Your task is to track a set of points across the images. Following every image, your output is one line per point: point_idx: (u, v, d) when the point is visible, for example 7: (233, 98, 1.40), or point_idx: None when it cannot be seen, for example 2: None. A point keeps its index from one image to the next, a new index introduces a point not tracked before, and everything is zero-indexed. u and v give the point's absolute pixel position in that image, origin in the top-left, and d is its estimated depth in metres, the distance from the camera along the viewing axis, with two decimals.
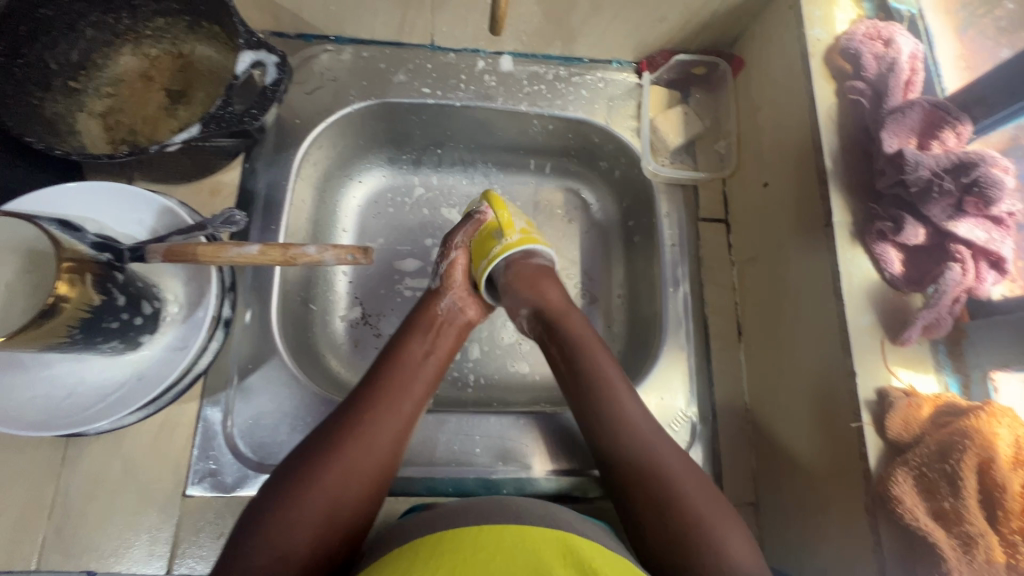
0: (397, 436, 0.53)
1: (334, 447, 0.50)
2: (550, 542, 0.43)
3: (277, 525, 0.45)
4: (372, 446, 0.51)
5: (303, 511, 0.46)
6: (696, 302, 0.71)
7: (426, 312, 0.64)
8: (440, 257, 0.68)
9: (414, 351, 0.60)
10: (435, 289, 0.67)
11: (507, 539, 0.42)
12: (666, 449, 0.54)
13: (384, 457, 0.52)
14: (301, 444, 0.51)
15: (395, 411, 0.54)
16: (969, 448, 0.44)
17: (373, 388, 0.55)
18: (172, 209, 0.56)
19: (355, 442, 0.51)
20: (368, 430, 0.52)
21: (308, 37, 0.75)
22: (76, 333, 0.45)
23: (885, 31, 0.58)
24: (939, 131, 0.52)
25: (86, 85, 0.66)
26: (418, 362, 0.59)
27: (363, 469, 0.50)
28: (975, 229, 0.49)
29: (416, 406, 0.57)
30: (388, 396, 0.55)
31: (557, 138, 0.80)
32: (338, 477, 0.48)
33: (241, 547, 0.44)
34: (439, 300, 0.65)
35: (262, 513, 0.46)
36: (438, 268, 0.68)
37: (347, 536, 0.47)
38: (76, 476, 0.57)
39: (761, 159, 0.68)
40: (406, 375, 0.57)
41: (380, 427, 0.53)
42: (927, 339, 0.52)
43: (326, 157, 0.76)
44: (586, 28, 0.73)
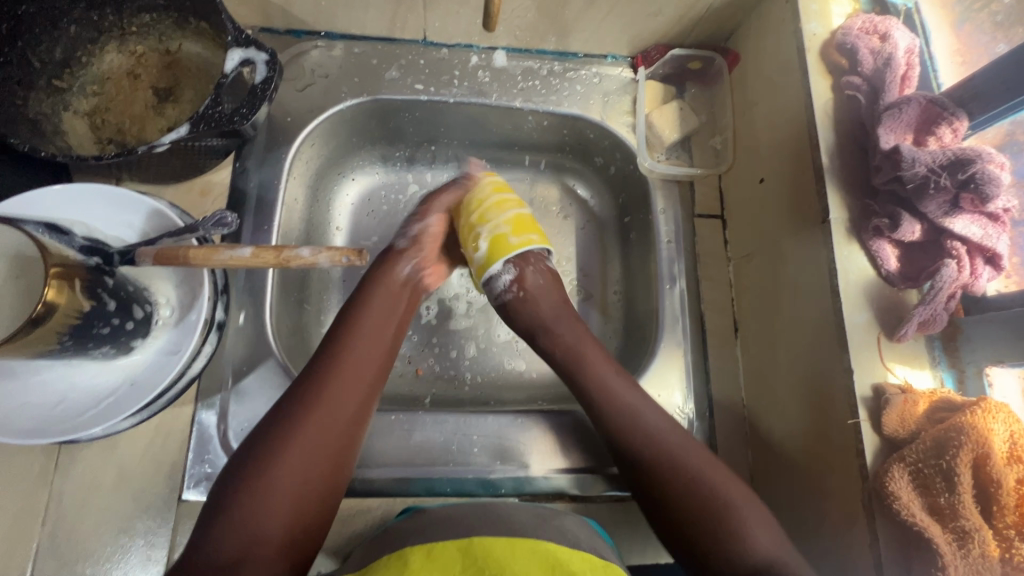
0: (357, 409, 0.53)
1: (292, 427, 0.49)
2: (539, 551, 0.43)
3: (243, 510, 0.44)
4: (331, 424, 0.50)
5: (268, 495, 0.45)
6: (692, 299, 0.71)
7: (388, 274, 0.63)
8: (414, 219, 0.69)
9: (374, 316, 0.59)
10: (399, 250, 0.66)
11: (500, 548, 0.43)
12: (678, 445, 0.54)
13: (344, 429, 0.51)
14: (258, 424, 0.50)
15: (354, 382, 0.53)
16: (964, 444, 0.44)
17: (327, 362, 0.54)
18: (162, 211, 0.55)
19: (315, 420, 0.50)
20: (326, 405, 0.51)
21: (298, 32, 0.74)
22: (65, 339, 0.44)
23: (881, 26, 0.58)
24: (935, 127, 0.52)
25: (71, 83, 0.64)
26: (377, 329, 0.58)
27: (327, 442, 0.50)
28: (970, 225, 0.49)
29: (376, 377, 0.56)
30: (344, 369, 0.54)
31: (552, 134, 0.79)
32: (299, 457, 0.47)
33: (210, 533, 0.43)
34: (401, 262, 0.65)
35: (225, 500, 0.45)
36: (408, 229, 0.68)
37: (315, 516, 0.48)
38: (70, 482, 0.56)
39: (757, 154, 0.68)
40: (363, 349, 0.56)
41: (340, 402, 0.52)
42: (923, 335, 0.52)
43: (318, 155, 0.75)
44: (581, 22, 0.72)
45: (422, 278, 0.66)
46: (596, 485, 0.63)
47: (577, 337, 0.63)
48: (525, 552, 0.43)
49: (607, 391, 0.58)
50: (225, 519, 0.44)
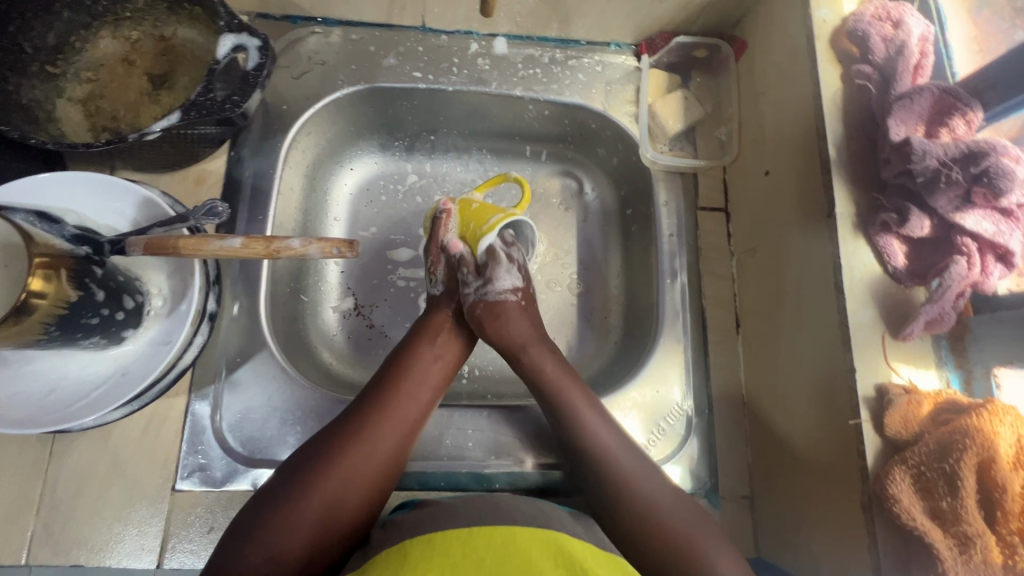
0: (401, 442, 0.52)
1: (334, 457, 0.49)
2: (542, 540, 0.42)
3: (271, 530, 0.44)
4: (371, 460, 0.50)
5: (300, 519, 0.45)
6: (693, 294, 0.70)
7: (434, 317, 0.63)
8: (431, 267, 0.67)
9: (424, 352, 0.59)
10: (439, 297, 0.65)
11: (498, 536, 0.42)
12: (651, 498, 0.51)
13: (382, 468, 0.50)
14: (303, 448, 0.51)
15: (399, 421, 0.53)
16: (969, 447, 0.43)
17: (379, 399, 0.54)
18: (153, 200, 0.55)
19: (361, 445, 0.50)
20: (368, 441, 0.50)
21: (294, 18, 0.72)
22: (53, 330, 0.43)
23: (894, 12, 0.55)
24: (948, 119, 0.50)
25: (65, 69, 0.63)
26: (428, 364, 0.59)
27: (365, 474, 0.49)
28: (983, 220, 0.47)
29: (421, 416, 0.55)
30: (399, 398, 0.55)
31: (553, 124, 0.78)
32: (336, 487, 0.47)
33: (238, 546, 0.44)
34: (450, 302, 0.65)
35: (258, 516, 0.45)
36: (433, 276, 0.66)
37: (338, 551, 0.46)
38: (64, 470, 0.56)
39: (762, 146, 0.66)
40: (417, 380, 0.57)
41: (381, 438, 0.51)
42: (929, 334, 0.51)
43: (315, 143, 0.74)
44: (583, 8, 0.70)
45: (468, 311, 0.65)
46: None
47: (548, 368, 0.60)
48: (523, 542, 0.42)
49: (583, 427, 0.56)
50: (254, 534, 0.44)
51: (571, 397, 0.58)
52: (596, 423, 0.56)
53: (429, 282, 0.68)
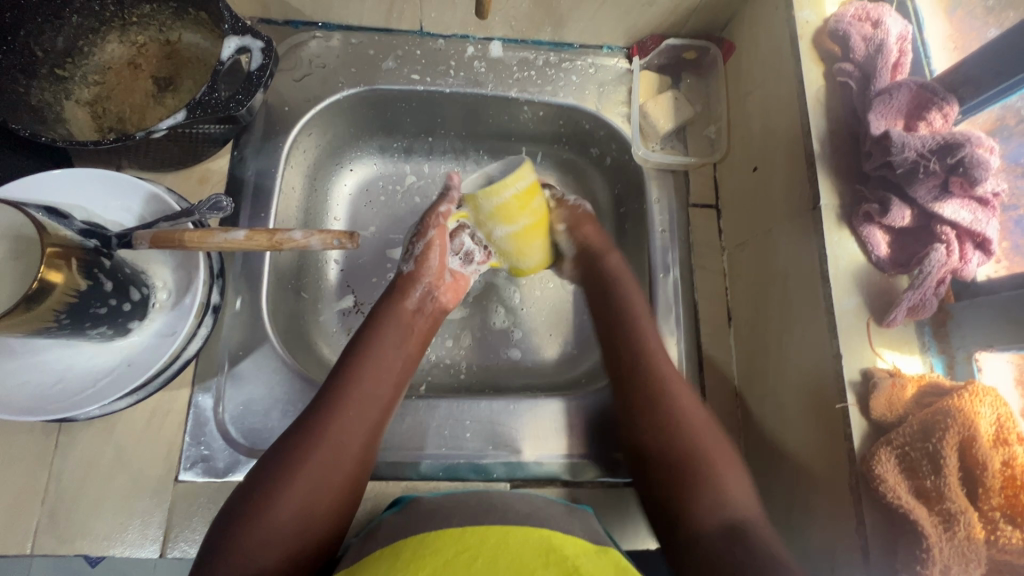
0: (365, 443, 0.53)
1: (294, 467, 0.49)
2: (536, 539, 0.44)
3: (240, 545, 0.45)
4: (337, 464, 0.51)
5: (270, 532, 0.46)
6: (686, 287, 0.71)
7: (401, 302, 0.65)
8: (416, 238, 0.68)
9: (385, 344, 0.60)
10: (410, 276, 0.67)
11: (493, 537, 0.43)
12: (701, 434, 0.56)
13: (350, 469, 0.52)
14: (266, 455, 0.51)
15: (359, 415, 0.54)
16: (950, 426, 0.44)
17: (338, 396, 0.54)
18: (161, 196, 0.56)
19: (323, 451, 0.51)
20: (331, 443, 0.51)
21: (296, 23, 0.75)
22: (62, 318, 0.45)
23: (874, 12, 0.58)
24: (926, 112, 0.52)
25: (73, 72, 0.66)
26: (388, 359, 0.59)
27: (331, 482, 0.50)
28: (960, 209, 0.49)
29: (383, 410, 0.56)
30: (359, 396, 0.55)
31: (548, 125, 0.80)
32: (302, 496, 0.48)
33: (205, 568, 0.44)
34: (413, 288, 0.66)
35: (224, 537, 0.46)
36: (413, 251, 0.68)
37: (315, 556, 0.48)
38: (69, 461, 0.57)
39: (750, 143, 0.68)
40: (375, 376, 0.57)
41: (344, 442, 0.52)
42: (913, 320, 0.52)
43: (316, 145, 0.76)
44: (576, 12, 0.72)
45: (434, 295, 0.67)
46: (588, 470, 0.64)
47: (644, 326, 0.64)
48: (522, 542, 0.43)
49: (647, 354, 0.62)
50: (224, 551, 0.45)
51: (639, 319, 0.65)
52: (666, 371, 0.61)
53: (405, 252, 0.70)
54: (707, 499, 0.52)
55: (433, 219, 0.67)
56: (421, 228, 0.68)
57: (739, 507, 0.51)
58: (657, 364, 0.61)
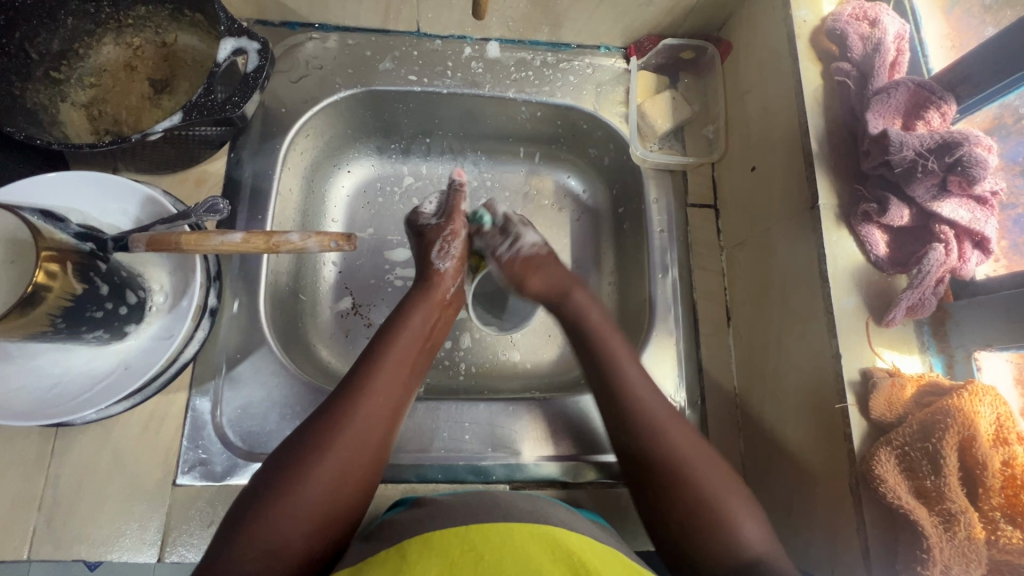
0: (391, 426, 0.54)
1: (326, 445, 0.49)
2: (539, 535, 0.44)
3: (270, 519, 0.45)
4: (365, 444, 0.51)
5: (299, 507, 0.46)
6: (685, 287, 0.71)
7: (433, 288, 0.64)
8: (450, 236, 0.68)
9: (414, 327, 0.60)
10: (442, 270, 0.66)
11: (495, 534, 0.43)
12: (703, 470, 0.52)
13: (376, 451, 0.52)
14: (292, 435, 0.51)
15: (388, 397, 0.54)
16: (950, 426, 0.44)
17: (367, 376, 0.54)
18: (156, 199, 0.56)
19: (353, 430, 0.51)
20: (361, 423, 0.51)
21: (292, 24, 0.74)
22: (59, 322, 0.45)
23: (871, 12, 0.57)
24: (924, 111, 0.52)
25: (69, 75, 0.65)
26: (415, 343, 0.59)
27: (358, 462, 0.50)
28: (959, 208, 0.49)
29: (406, 392, 0.57)
30: (387, 377, 0.55)
31: (545, 126, 0.80)
32: (332, 472, 0.48)
33: (233, 541, 0.44)
34: (447, 282, 0.66)
35: (252, 511, 0.45)
36: (447, 250, 0.67)
37: (339, 533, 0.48)
38: (66, 466, 0.57)
39: (748, 143, 0.68)
40: (402, 359, 0.57)
41: (372, 424, 0.52)
42: (911, 320, 0.52)
43: (313, 146, 0.75)
44: (573, 12, 0.72)
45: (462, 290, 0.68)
46: (587, 472, 0.64)
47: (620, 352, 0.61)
48: (525, 537, 0.43)
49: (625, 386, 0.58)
50: (253, 525, 0.44)
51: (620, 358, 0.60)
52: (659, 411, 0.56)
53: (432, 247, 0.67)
54: (717, 546, 0.48)
55: (456, 215, 0.70)
56: (445, 218, 0.70)
57: (754, 545, 0.48)
58: (642, 398, 0.56)
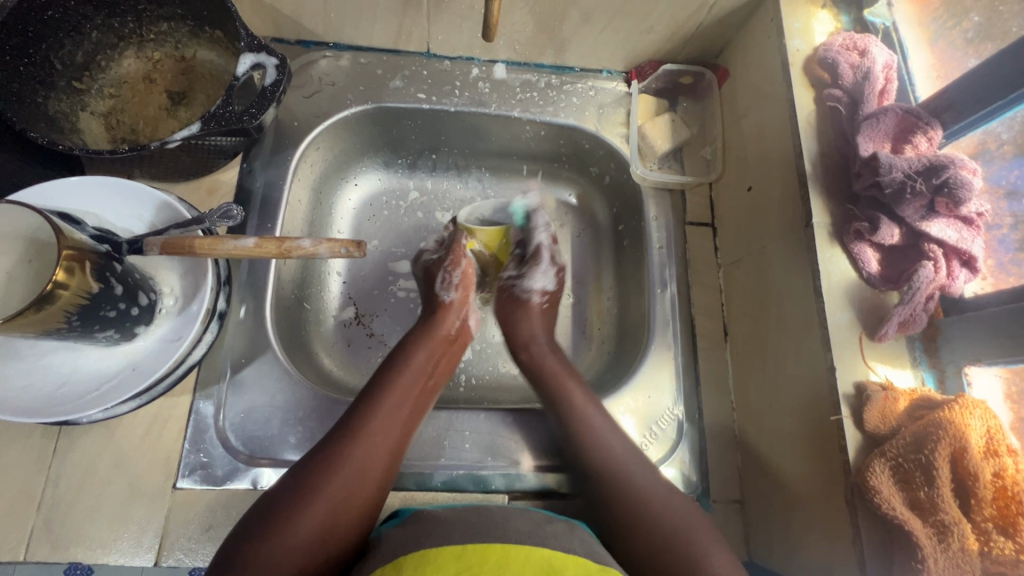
0: (388, 465, 0.55)
1: (319, 483, 0.50)
2: (538, 559, 0.44)
3: (259, 558, 0.44)
4: (361, 479, 0.52)
5: (291, 543, 0.46)
6: (683, 303, 0.73)
7: (440, 328, 0.67)
8: (450, 266, 0.70)
9: (416, 367, 0.62)
10: (446, 303, 0.69)
11: (491, 556, 0.43)
12: (664, 509, 0.52)
13: (372, 487, 0.53)
14: (290, 472, 0.51)
15: (386, 435, 0.55)
16: (942, 438, 0.45)
17: (369, 412, 0.56)
18: (172, 204, 0.57)
19: (348, 469, 0.51)
20: (358, 461, 0.52)
21: (307, 43, 0.77)
22: (73, 319, 0.45)
23: (860, 43, 0.61)
24: (912, 136, 0.55)
25: (90, 85, 0.68)
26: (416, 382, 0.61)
27: (353, 499, 0.51)
28: (947, 228, 0.51)
29: (404, 433, 0.57)
30: (388, 416, 0.56)
31: (549, 144, 0.82)
32: (329, 504, 0.49)
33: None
34: (454, 315, 0.69)
35: (241, 548, 0.45)
36: (449, 281, 0.70)
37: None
38: (67, 467, 0.57)
39: (745, 164, 0.70)
40: (403, 398, 0.59)
41: (370, 461, 0.53)
42: (903, 335, 0.54)
43: (323, 159, 0.78)
44: (577, 38, 0.75)
45: (468, 324, 0.71)
46: None
47: (570, 390, 0.63)
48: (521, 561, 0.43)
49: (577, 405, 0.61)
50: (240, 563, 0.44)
51: (568, 385, 0.64)
52: (620, 448, 0.58)
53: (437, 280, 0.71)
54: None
55: (458, 247, 0.71)
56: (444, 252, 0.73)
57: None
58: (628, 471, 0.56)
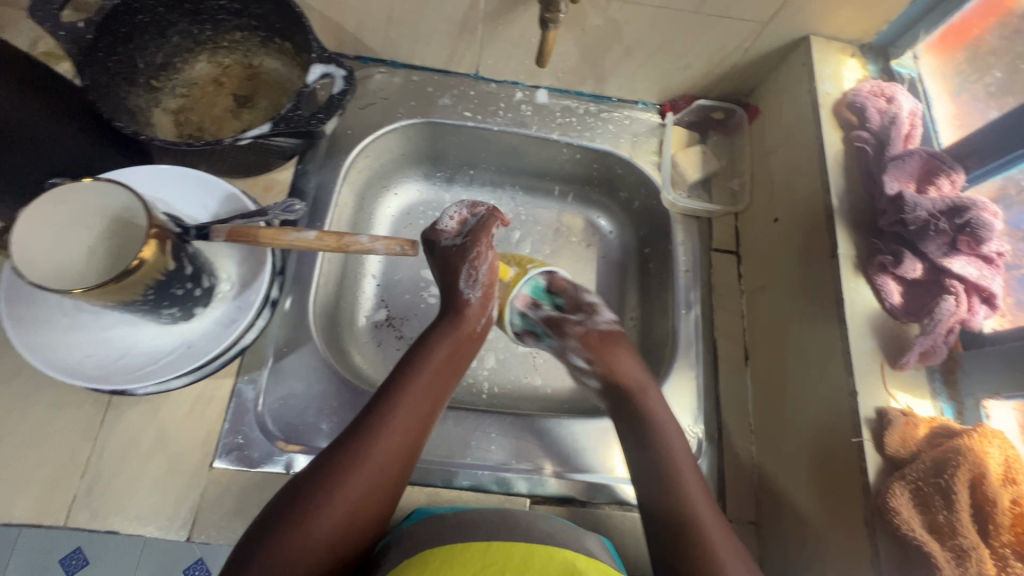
0: (405, 461, 0.55)
1: (337, 480, 0.51)
2: (558, 555, 0.47)
3: (280, 549, 0.47)
4: (379, 476, 0.53)
5: (310, 536, 0.48)
6: (706, 325, 0.75)
7: (461, 320, 0.65)
8: (478, 263, 0.67)
9: (437, 362, 0.62)
10: (466, 298, 0.66)
11: (519, 552, 0.46)
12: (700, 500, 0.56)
13: (390, 482, 0.54)
14: (312, 462, 0.53)
15: (404, 432, 0.56)
16: (962, 463, 0.47)
17: (384, 414, 0.55)
18: (237, 196, 0.62)
19: (366, 467, 0.52)
20: (377, 458, 0.53)
21: (364, 59, 0.82)
22: (149, 293, 0.49)
23: (887, 90, 0.65)
24: (935, 179, 0.58)
25: (165, 85, 0.73)
26: (436, 377, 0.61)
27: (370, 496, 0.52)
28: (968, 265, 0.53)
29: (423, 428, 0.58)
30: (406, 413, 0.57)
31: (582, 167, 0.87)
32: (340, 511, 0.50)
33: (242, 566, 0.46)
34: (474, 311, 0.66)
35: (264, 538, 0.48)
36: (474, 279, 0.67)
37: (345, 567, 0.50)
38: (113, 438, 0.59)
39: (772, 196, 0.74)
40: (423, 394, 0.59)
41: (387, 460, 0.54)
42: (923, 366, 0.56)
43: (370, 166, 0.82)
44: (617, 70, 0.79)
45: (487, 316, 0.68)
46: (605, 494, 0.65)
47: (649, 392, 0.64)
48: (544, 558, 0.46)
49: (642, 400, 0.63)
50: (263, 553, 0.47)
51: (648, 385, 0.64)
52: (678, 451, 0.59)
53: (457, 274, 0.67)
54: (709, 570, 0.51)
55: (483, 231, 0.69)
56: (472, 238, 0.68)
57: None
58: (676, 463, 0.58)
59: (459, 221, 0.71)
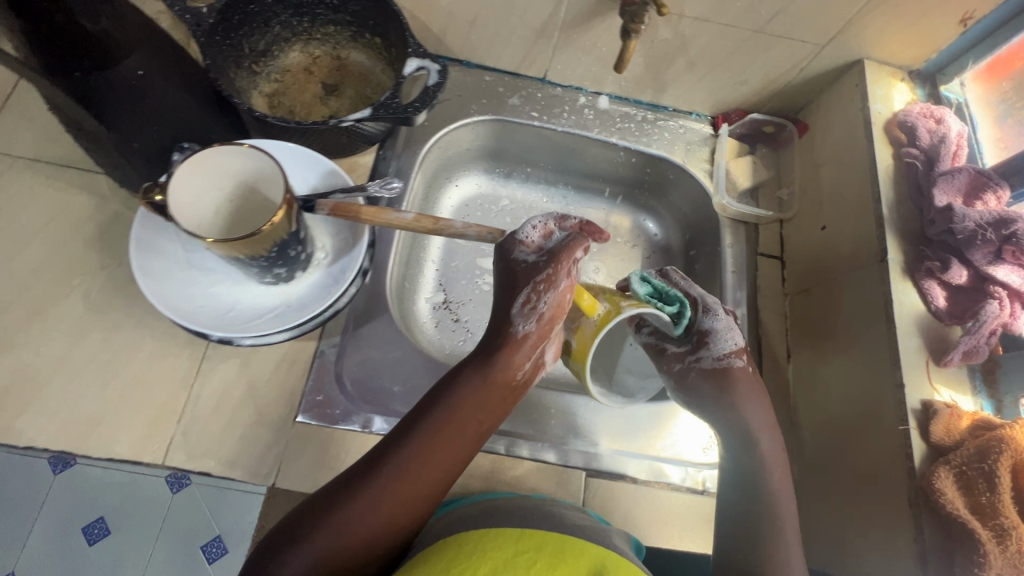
0: (415, 515, 0.50)
1: (337, 524, 0.47)
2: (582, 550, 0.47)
3: None
4: (383, 527, 0.48)
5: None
6: (753, 323, 0.78)
7: (506, 362, 0.56)
8: (544, 289, 0.56)
9: (469, 406, 0.54)
10: (516, 335, 0.57)
11: (548, 541, 0.47)
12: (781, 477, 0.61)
13: (394, 534, 0.49)
14: (319, 495, 0.49)
15: (420, 483, 0.50)
16: (1005, 450, 0.51)
17: (399, 457, 0.51)
18: (337, 173, 0.67)
19: (369, 517, 0.48)
20: (384, 506, 0.49)
21: (441, 57, 0.88)
22: (272, 252, 0.54)
23: (936, 112, 0.70)
24: (982, 194, 0.64)
25: (263, 70, 0.79)
26: (466, 425, 0.54)
27: (368, 547, 0.48)
28: (1011, 274, 0.58)
29: (442, 481, 0.52)
30: (425, 462, 0.51)
31: (636, 171, 0.92)
32: (334, 557, 0.46)
33: None
34: (522, 350, 0.57)
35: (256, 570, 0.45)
36: (532, 310, 0.56)
37: None
38: (206, 388, 0.64)
39: (820, 206, 0.79)
40: (448, 443, 0.52)
41: (396, 511, 0.49)
42: (966, 365, 0.61)
43: (439, 157, 0.88)
44: (677, 82, 0.85)
45: (539, 357, 0.59)
46: (654, 473, 0.69)
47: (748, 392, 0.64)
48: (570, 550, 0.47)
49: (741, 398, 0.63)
50: None
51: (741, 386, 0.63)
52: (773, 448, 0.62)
53: (514, 297, 0.57)
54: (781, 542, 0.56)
55: (567, 257, 0.58)
56: (549, 260, 0.58)
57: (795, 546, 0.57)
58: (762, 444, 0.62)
59: (543, 233, 0.61)
